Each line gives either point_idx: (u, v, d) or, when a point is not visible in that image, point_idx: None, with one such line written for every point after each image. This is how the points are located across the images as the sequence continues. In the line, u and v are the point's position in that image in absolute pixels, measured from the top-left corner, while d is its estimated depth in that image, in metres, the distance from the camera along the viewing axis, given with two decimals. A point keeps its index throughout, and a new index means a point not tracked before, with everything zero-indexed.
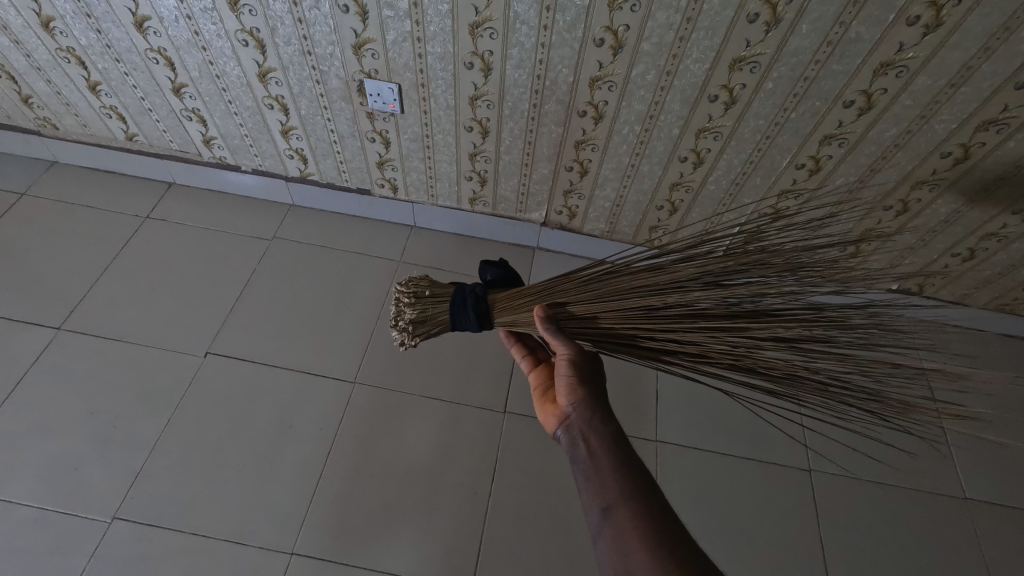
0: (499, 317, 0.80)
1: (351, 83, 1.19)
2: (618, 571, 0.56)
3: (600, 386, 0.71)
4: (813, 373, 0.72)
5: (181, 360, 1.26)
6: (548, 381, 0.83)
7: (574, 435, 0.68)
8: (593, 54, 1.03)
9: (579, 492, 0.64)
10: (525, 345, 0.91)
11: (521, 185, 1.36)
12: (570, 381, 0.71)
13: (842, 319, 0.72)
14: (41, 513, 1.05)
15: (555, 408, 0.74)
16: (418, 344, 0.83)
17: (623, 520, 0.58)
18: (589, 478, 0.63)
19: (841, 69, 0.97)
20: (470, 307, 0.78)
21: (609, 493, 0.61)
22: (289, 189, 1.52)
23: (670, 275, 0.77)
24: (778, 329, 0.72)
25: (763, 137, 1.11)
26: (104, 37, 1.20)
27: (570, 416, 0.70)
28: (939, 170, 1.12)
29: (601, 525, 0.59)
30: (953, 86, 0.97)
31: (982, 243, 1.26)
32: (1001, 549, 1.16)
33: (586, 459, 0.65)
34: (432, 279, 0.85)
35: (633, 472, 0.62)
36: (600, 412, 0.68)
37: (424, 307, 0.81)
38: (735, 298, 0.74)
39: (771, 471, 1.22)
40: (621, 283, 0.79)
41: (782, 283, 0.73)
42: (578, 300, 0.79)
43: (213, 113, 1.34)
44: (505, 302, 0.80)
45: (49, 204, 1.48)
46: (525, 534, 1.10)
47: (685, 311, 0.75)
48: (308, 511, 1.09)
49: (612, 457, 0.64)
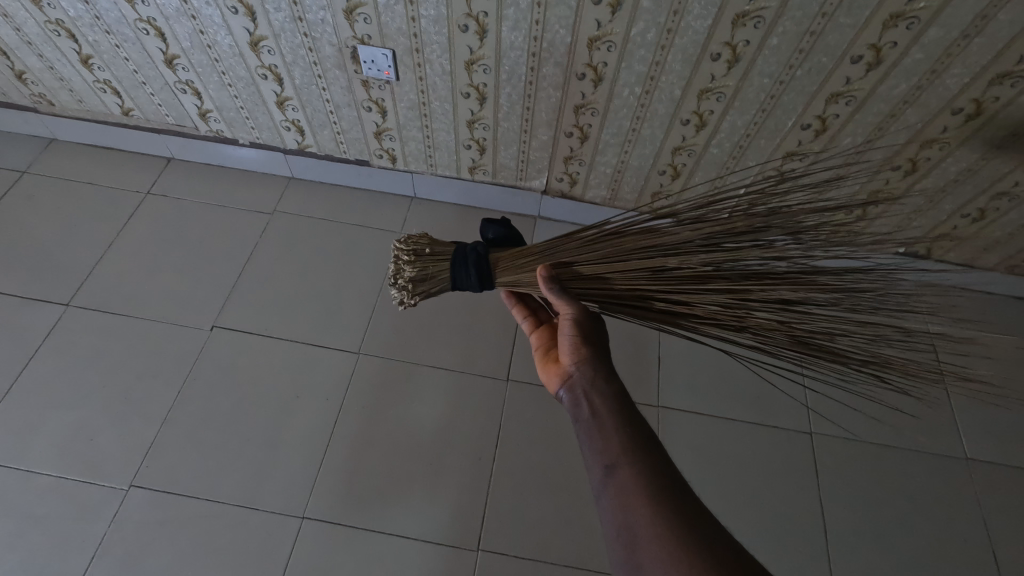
0: (501, 277, 0.80)
1: (345, 51, 1.16)
2: (620, 526, 0.57)
3: (603, 346, 0.71)
4: (816, 336, 0.72)
5: (188, 333, 1.28)
6: (550, 343, 0.83)
7: (577, 395, 0.68)
8: (591, 13, 1.00)
9: (582, 450, 0.65)
10: (526, 305, 0.90)
11: (521, 152, 1.34)
12: (574, 341, 0.71)
13: (847, 283, 0.71)
14: (61, 482, 1.09)
15: (557, 369, 0.74)
16: (417, 303, 0.84)
17: (626, 475, 0.59)
18: (592, 437, 0.64)
19: (848, 21, 0.94)
20: (471, 265, 0.78)
21: (612, 452, 0.61)
22: (288, 162, 1.51)
23: (677, 236, 0.76)
24: (783, 291, 0.72)
25: (767, 96, 1.08)
26: (92, 7, 1.18)
27: (573, 377, 0.70)
28: (951, 127, 1.08)
29: (603, 483, 0.60)
30: (966, 37, 0.93)
31: (993, 202, 1.23)
32: (998, 507, 1.17)
33: (589, 419, 0.65)
34: (432, 238, 0.84)
35: (637, 431, 0.63)
36: (603, 372, 0.68)
37: (425, 265, 0.81)
38: (740, 260, 0.73)
39: (773, 431, 1.24)
40: (626, 244, 0.78)
41: (790, 245, 0.72)
42: (582, 261, 0.78)
43: (206, 86, 1.32)
44: (509, 262, 0.80)
45: (50, 182, 1.48)
46: (529, 498, 1.13)
47: (690, 274, 0.74)
48: (318, 477, 1.12)
49: (616, 416, 0.64)
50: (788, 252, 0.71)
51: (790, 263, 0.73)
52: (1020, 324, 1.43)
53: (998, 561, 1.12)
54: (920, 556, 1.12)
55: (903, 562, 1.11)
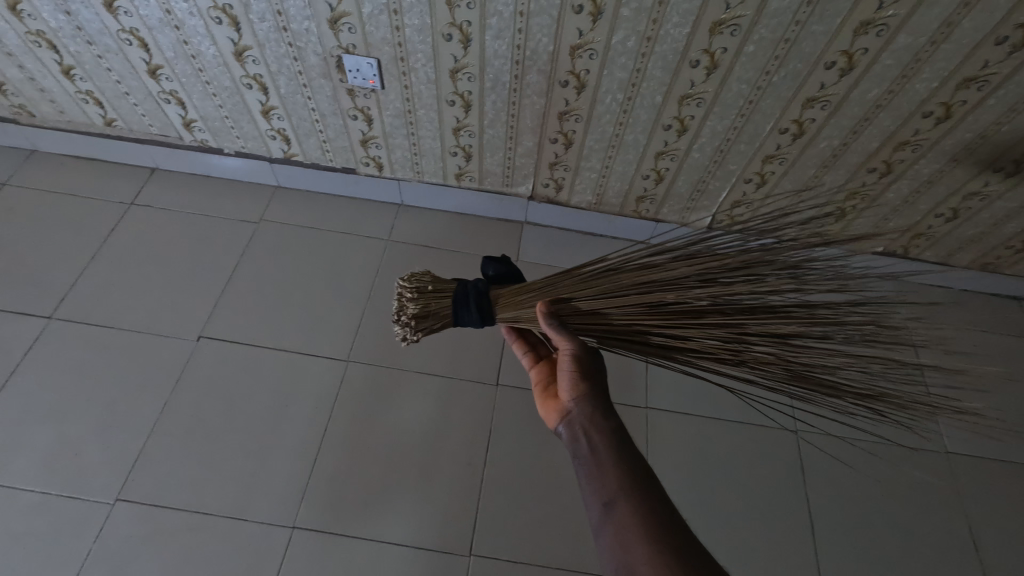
0: (503, 314, 0.80)
1: (330, 60, 1.17)
2: (618, 566, 0.58)
3: (602, 382, 0.72)
4: (809, 368, 0.72)
5: (174, 344, 1.27)
6: (549, 377, 0.84)
7: (575, 432, 0.69)
8: (572, 22, 1.02)
9: (581, 488, 0.65)
10: (526, 340, 0.91)
11: (507, 158, 1.35)
12: (572, 377, 0.71)
13: (839, 318, 0.72)
14: (45, 498, 1.07)
15: (557, 404, 0.75)
16: (420, 339, 0.83)
17: (624, 514, 0.60)
18: (590, 474, 0.65)
19: (821, 29, 0.97)
20: (472, 305, 0.78)
21: (610, 490, 0.62)
22: (274, 171, 1.51)
23: (674, 273, 0.77)
24: (777, 326, 0.73)
25: (745, 101, 1.11)
26: (73, 18, 1.18)
27: (572, 413, 0.71)
28: (922, 130, 1.12)
29: (602, 521, 0.61)
30: (933, 43, 0.96)
31: (964, 202, 1.27)
32: (979, 504, 1.20)
33: (588, 455, 0.66)
34: (434, 275, 0.85)
35: (635, 470, 0.64)
36: (602, 409, 0.69)
37: (426, 302, 0.82)
38: (734, 296, 0.74)
39: (758, 430, 1.26)
40: (624, 279, 0.79)
41: (782, 281, 0.74)
42: (581, 297, 0.79)
43: (190, 95, 1.32)
44: (509, 298, 0.80)
45: (31, 194, 1.47)
46: (521, 503, 1.13)
47: (686, 310, 0.75)
48: (307, 488, 1.11)
49: (615, 455, 0.65)
50: (778, 286, 0.74)
51: (784, 298, 0.74)
52: (990, 320, 1.48)
53: (980, 558, 1.14)
54: (905, 556, 1.14)
55: (888, 563, 1.13)
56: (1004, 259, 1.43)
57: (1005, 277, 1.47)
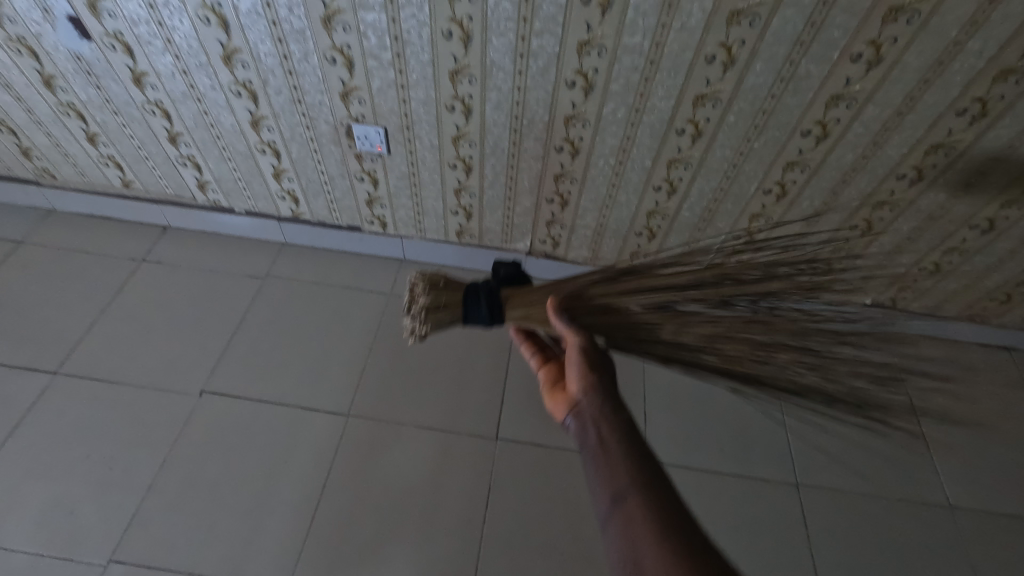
0: (514, 313, 0.77)
1: (340, 128, 1.25)
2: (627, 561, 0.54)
3: (611, 372, 0.69)
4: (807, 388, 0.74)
5: (176, 399, 1.28)
6: (559, 374, 0.81)
7: (584, 421, 0.66)
8: (566, 95, 1.10)
9: (587, 481, 0.62)
10: (535, 341, 0.88)
11: (506, 217, 1.42)
12: (580, 367, 0.69)
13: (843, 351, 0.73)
14: (36, 560, 1.05)
15: (565, 396, 0.72)
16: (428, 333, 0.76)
17: (633, 505, 0.56)
18: (598, 466, 0.61)
19: (795, 102, 1.05)
20: (483, 299, 0.75)
21: (619, 482, 0.58)
22: (282, 229, 1.57)
23: (691, 284, 0.76)
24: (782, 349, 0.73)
25: (729, 165, 1.18)
26: (103, 92, 1.26)
27: (581, 403, 0.68)
28: (898, 190, 1.18)
29: (610, 515, 0.57)
30: (899, 114, 1.04)
31: (945, 257, 1.32)
32: (987, 559, 1.18)
33: (596, 446, 0.63)
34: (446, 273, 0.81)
35: (646, 462, 0.60)
36: (611, 397, 0.66)
37: (440, 295, 0.76)
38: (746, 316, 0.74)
39: (760, 483, 1.25)
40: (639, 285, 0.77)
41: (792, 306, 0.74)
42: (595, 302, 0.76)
43: (207, 159, 1.40)
44: (522, 297, 0.77)
45: (46, 252, 1.52)
46: (521, 562, 1.11)
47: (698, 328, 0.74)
48: (304, 548, 1.09)
49: (624, 447, 0.62)
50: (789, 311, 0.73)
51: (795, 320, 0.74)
52: (982, 371, 1.51)
53: None
54: None
55: None
56: (990, 311, 1.47)
57: (992, 328, 1.51)
